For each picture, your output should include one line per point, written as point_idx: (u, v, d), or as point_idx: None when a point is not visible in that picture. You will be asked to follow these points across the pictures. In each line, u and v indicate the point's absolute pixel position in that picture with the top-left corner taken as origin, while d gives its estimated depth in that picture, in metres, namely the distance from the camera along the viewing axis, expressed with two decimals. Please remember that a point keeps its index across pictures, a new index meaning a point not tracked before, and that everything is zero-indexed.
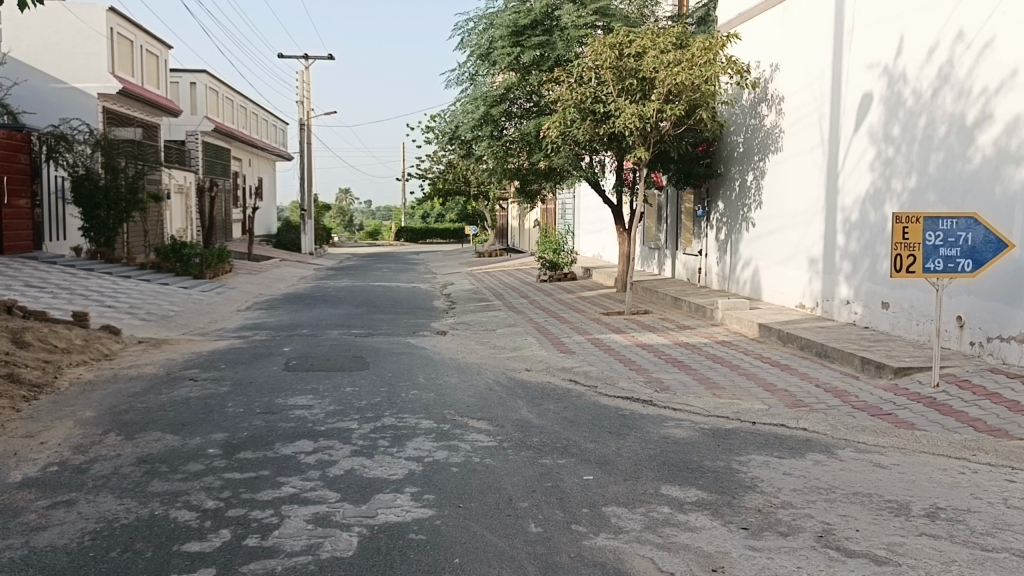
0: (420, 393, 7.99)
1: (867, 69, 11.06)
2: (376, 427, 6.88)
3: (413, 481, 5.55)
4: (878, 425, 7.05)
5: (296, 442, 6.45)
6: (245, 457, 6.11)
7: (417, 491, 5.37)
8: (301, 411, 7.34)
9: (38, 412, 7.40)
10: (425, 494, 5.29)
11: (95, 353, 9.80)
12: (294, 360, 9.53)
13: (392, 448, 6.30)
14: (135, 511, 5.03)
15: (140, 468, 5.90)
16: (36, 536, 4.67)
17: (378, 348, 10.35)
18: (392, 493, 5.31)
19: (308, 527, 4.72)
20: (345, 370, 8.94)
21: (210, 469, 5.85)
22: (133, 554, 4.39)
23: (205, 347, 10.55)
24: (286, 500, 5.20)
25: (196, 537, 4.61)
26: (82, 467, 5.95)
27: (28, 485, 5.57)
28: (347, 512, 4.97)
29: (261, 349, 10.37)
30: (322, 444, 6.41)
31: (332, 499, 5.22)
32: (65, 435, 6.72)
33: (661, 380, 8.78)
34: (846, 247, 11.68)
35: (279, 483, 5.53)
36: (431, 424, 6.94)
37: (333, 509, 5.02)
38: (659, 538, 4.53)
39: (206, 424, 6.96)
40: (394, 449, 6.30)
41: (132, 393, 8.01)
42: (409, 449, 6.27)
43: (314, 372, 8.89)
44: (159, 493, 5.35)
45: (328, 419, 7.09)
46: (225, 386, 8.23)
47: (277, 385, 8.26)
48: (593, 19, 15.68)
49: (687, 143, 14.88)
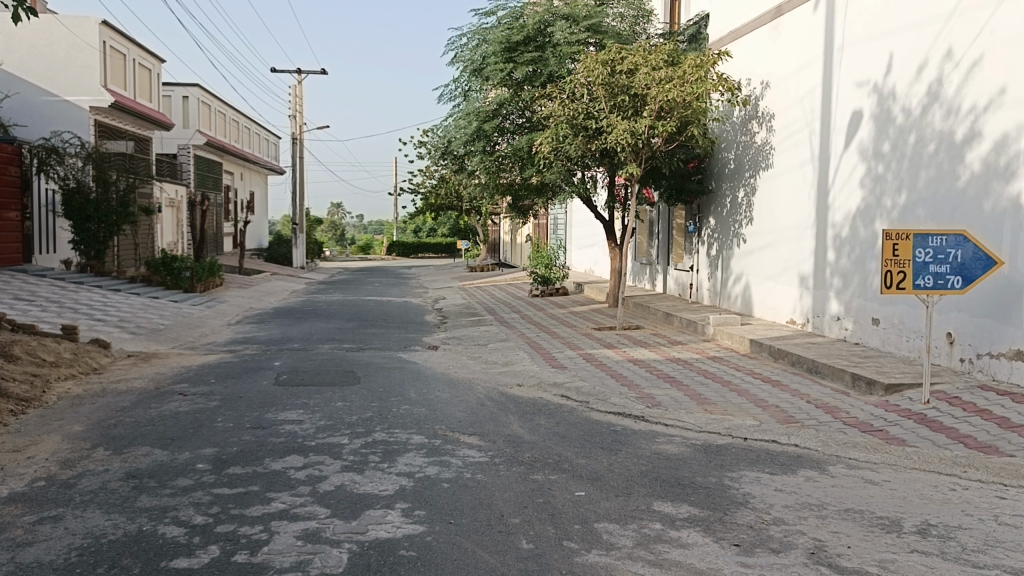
0: (411, 409, 7.96)
1: (857, 87, 11.16)
2: (367, 442, 6.85)
3: (403, 497, 5.52)
4: (868, 441, 7.06)
5: (287, 457, 6.42)
6: (234, 472, 6.07)
7: (408, 506, 5.34)
8: (291, 426, 7.30)
9: (25, 426, 7.34)
10: (415, 510, 5.26)
11: (84, 367, 9.75)
12: (285, 374, 9.50)
13: (382, 464, 6.27)
14: (122, 527, 4.99)
15: (128, 483, 5.85)
16: (22, 552, 4.62)
17: (369, 362, 10.32)
18: (382, 509, 5.27)
19: (297, 544, 4.68)
20: (336, 385, 8.90)
21: (200, 484, 5.81)
22: (120, 571, 4.35)
23: (195, 361, 10.50)
24: (276, 516, 5.16)
25: (184, 553, 4.57)
26: (69, 482, 5.89)
27: (14, 500, 5.52)
28: (337, 528, 4.93)
29: (252, 362, 10.33)
30: (312, 459, 6.37)
31: (322, 516, 5.18)
32: (52, 449, 6.67)
33: (653, 396, 8.78)
34: (836, 263, 11.73)
35: (269, 499, 5.49)
36: (423, 440, 6.91)
37: (323, 525, 4.99)
38: (651, 555, 4.52)
39: (195, 438, 6.91)
40: (385, 465, 6.27)
41: (121, 407, 7.96)
42: (399, 465, 6.24)
43: (305, 386, 8.85)
44: (147, 509, 5.31)
45: (319, 434, 7.05)
46: (215, 401, 8.19)
47: (267, 400, 8.22)
48: (585, 36, 15.81)
49: (678, 159, 14.96)
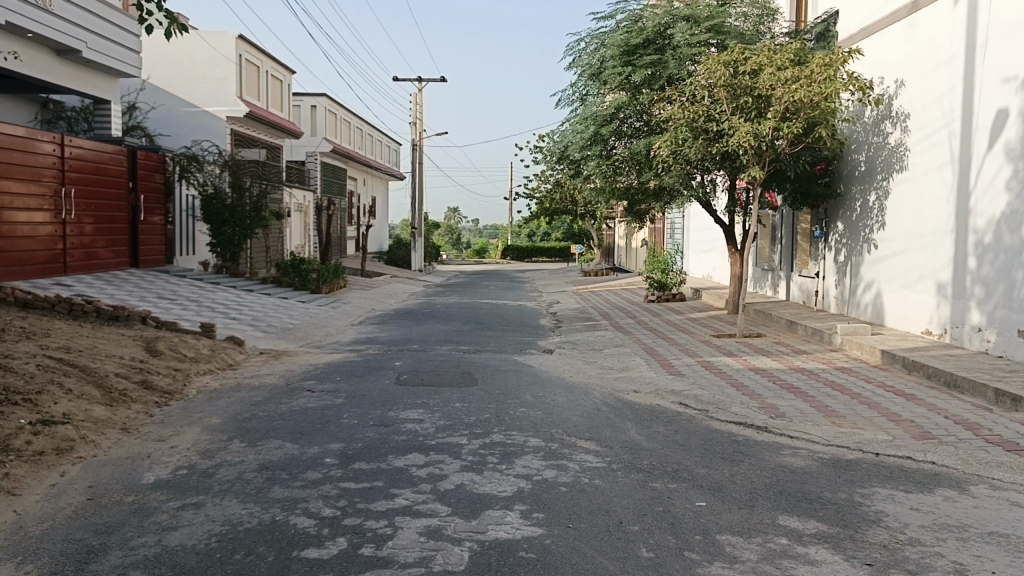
0: (528, 411, 8.02)
1: (1003, 84, 10.46)
2: (485, 443, 6.96)
3: (522, 499, 5.58)
4: (1015, 462, 6.60)
5: (408, 455, 6.60)
6: (359, 467, 6.29)
7: (527, 508, 5.39)
8: (412, 424, 7.51)
9: (169, 417, 7.86)
10: (534, 513, 5.30)
11: (220, 362, 10.33)
12: (405, 374, 9.77)
13: (501, 465, 6.35)
14: (257, 516, 5.26)
15: (261, 474, 6.16)
16: (168, 535, 4.95)
17: (487, 364, 10.48)
18: (501, 510, 5.34)
19: (421, 540, 4.81)
20: (454, 386, 9.08)
21: (327, 478, 6.05)
22: (256, 557, 4.58)
23: (321, 359, 10.96)
24: (399, 512, 5.32)
25: (314, 544, 4.77)
26: (209, 471, 6.27)
27: (160, 486, 5.92)
28: (458, 526, 5.03)
29: (374, 362, 10.68)
30: (433, 458, 6.52)
31: (443, 514, 5.29)
32: (193, 439, 7.11)
33: (776, 406, 8.51)
34: (978, 271, 11.02)
35: (392, 495, 5.66)
36: (540, 443, 6.95)
37: (444, 523, 5.10)
38: (776, 570, 4.38)
39: (323, 434, 7.21)
40: (503, 466, 6.34)
41: (254, 402, 8.39)
42: (518, 467, 6.30)
43: (425, 386, 9.08)
44: (280, 499, 5.57)
45: (439, 433, 7.21)
46: (340, 398, 8.51)
47: (389, 398, 8.47)
48: (707, 37, 15.51)
49: (804, 161, 14.45)
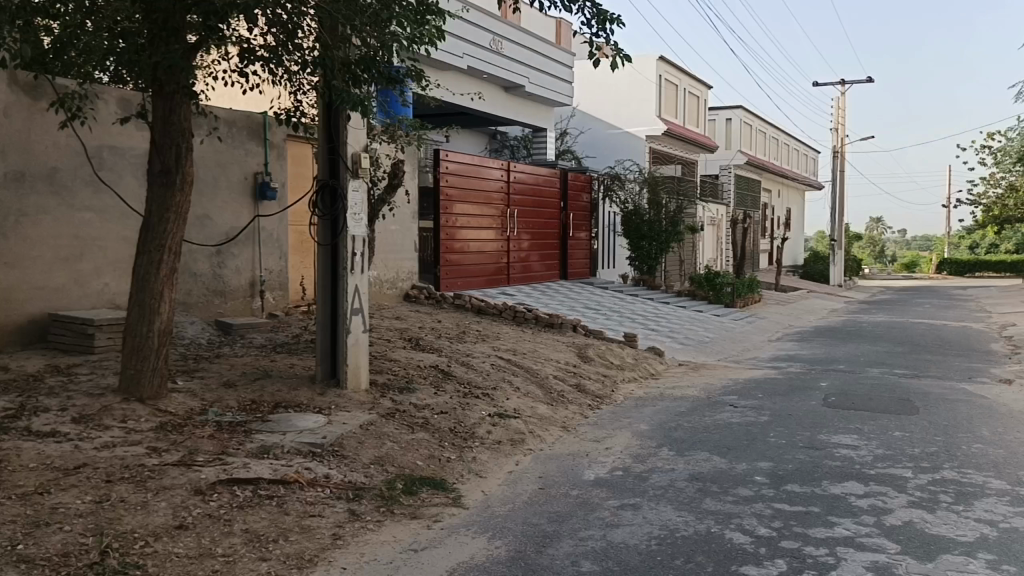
0: (988, 448, 7.03)
1: None
2: (935, 479, 6.25)
3: (988, 547, 4.89)
4: None
5: (845, 482, 6.19)
6: (793, 489, 6.07)
7: (996, 559, 4.71)
8: (846, 450, 7.04)
9: (602, 420, 8.41)
10: (1007, 565, 4.60)
11: (643, 371, 10.80)
12: (835, 396, 9.22)
13: (957, 506, 5.64)
14: (693, 525, 5.35)
15: (693, 484, 6.27)
16: (612, 531, 5.27)
17: (930, 392, 9.43)
18: (963, 556, 4.74)
19: (869, 575, 4.47)
20: (893, 412, 8.33)
21: (760, 496, 5.94)
22: (695, 565, 4.67)
23: (742, 374, 10.85)
24: (841, 541, 5.00)
25: (753, 560, 4.71)
26: (642, 475, 6.56)
27: (601, 484, 6.35)
28: (912, 567, 4.58)
29: (798, 380, 10.27)
30: (874, 488, 6.04)
31: (890, 550, 4.88)
32: (626, 443, 7.51)
33: None
34: None
35: (831, 522, 5.35)
36: (1006, 486, 6.04)
37: (896, 561, 4.67)
38: None
39: (750, 450, 7.11)
40: (960, 507, 5.63)
41: (679, 412, 8.61)
42: (979, 510, 5.54)
43: (858, 411, 8.47)
44: (714, 512, 5.61)
45: (878, 463, 6.66)
46: (765, 415, 8.33)
47: (818, 420, 8.07)
48: None
49: None
